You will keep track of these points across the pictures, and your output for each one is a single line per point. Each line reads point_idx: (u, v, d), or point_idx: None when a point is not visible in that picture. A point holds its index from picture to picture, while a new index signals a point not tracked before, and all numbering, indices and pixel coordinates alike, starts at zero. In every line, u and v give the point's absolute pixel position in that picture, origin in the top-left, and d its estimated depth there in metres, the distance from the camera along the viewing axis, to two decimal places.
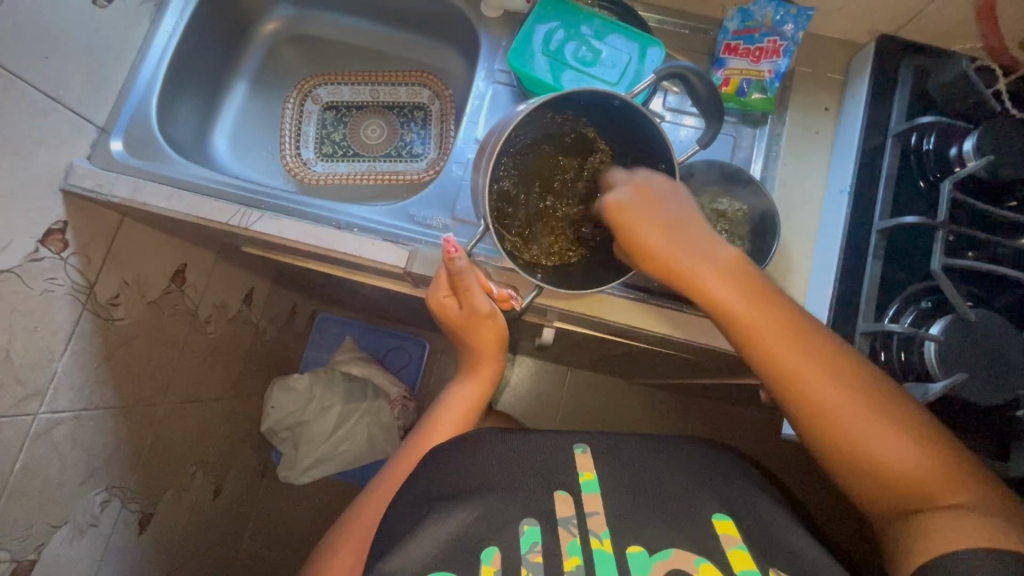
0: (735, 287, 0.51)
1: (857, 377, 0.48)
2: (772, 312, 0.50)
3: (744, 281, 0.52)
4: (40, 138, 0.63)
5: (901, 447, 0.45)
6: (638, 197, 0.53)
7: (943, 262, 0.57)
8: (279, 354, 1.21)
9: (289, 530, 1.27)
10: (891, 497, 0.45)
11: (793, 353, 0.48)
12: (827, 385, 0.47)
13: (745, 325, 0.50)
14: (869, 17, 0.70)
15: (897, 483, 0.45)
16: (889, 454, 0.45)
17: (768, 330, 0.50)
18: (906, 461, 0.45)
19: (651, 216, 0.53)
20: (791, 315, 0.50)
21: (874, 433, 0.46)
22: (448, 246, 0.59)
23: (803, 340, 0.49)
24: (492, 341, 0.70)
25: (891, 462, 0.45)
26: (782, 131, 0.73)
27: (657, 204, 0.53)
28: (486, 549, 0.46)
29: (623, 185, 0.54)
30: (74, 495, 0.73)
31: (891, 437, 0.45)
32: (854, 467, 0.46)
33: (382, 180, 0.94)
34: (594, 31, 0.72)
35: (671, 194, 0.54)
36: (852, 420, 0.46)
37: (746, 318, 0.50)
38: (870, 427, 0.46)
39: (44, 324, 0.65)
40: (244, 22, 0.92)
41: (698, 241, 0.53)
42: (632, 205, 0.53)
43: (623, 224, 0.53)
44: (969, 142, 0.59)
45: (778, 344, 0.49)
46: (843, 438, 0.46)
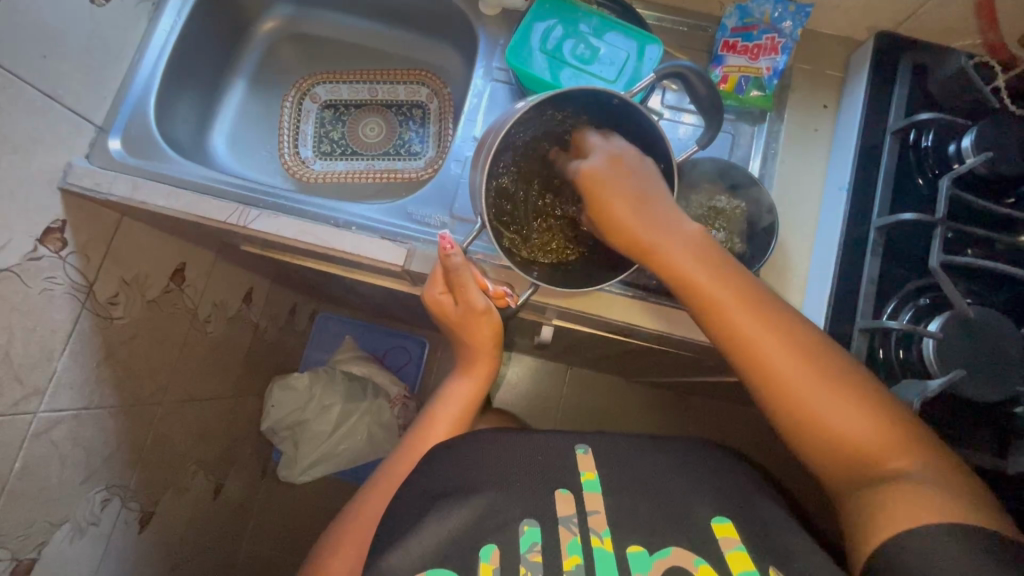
0: (698, 260, 0.51)
1: (816, 351, 0.48)
2: (735, 286, 0.50)
3: (706, 255, 0.51)
4: (39, 137, 0.63)
5: (859, 421, 0.45)
6: (609, 166, 0.53)
7: (941, 259, 0.57)
8: (279, 353, 1.21)
9: (290, 529, 1.28)
10: (849, 470, 0.45)
11: (754, 326, 0.48)
12: (787, 359, 0.47)
13: (707, 297, 0.50)
14: (868, 14, 0.70)
15: (853, 458, 0.45)
16: (847, 427, 0.45)
17: (730, 302, 0.49)
18: (863, 435, 0.44)
19: (618, 186, 0.53)
20: (753, 289, 0.50)
21: (831, 406, 0.46)
22: (444, 242, 0.60)
23: (765, 315, 0.49)
24: (489, 335, 0.69)
25: (848, 435, 0.45)
26: (781, 128, 0.73)
27: (626, 176, 0.53)
28: (485, 547, 0.46)
29: (596, 155, 0.54)
30: (74, 494, 0.73)
31: (849, 412, 0.45)
32: (811, 438, 0.46)
33: (381, 178, 0.94)
34: (592, 29, 0.72)
35: (641, 167, 0.54)
36: (810, 392, 0.46)
37: (707, 290, 0.50)
38: (829, 401, 0.46)
39: (43, 323, 0.65)
40: (243, 21, 0.92)
41: (664, 211, 0.53)
42: (601, 174, 0.53)
43: (591, 193, 0.53)
44: (967, 138, 0.59)
45: (738, 317, 0.49)
46: (800, 410, 0.46)
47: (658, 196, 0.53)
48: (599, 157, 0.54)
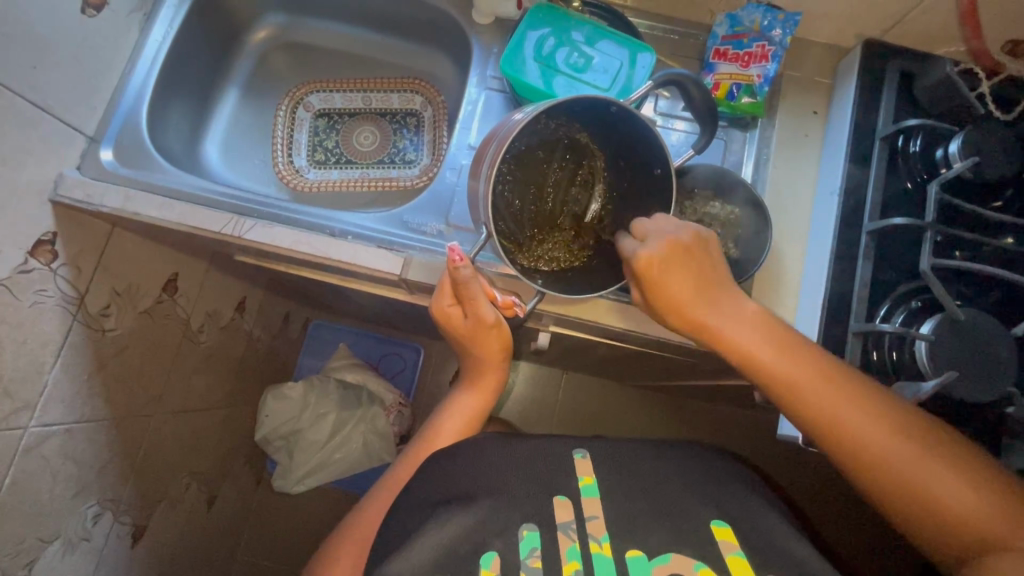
0: (758, 336, 0.53)
1: (887, 413, 0.48)
2: (808, 360, 0.51)
3: (765, 331, 0.53)
4: (29, 149, 0.63)
5: (957, 488, 0.45)
6: (667, 254, 0.52)
7: (931, 261, 0.58)
8: (272, 362, 1.20)
9: (284, 541, 1.26)
10: (958, 540, 0.44)
11: (831, 397, 0.49)
12: (869, 424, 0.48)
13: (774, 372, 0.51)
14: (854, 21, 0.72)
15: (959, 527, 0.44)
16: (947, 494, 0.45)
17: (796, 376, 0.51)
18: (963, 503, 0.44)
19: (679, 274, 0.53)
20: (814, 359, 0.51)
21: (923, 474, 0.46)
22: (451, 255, 0.58)
23: (838, 386, 0.50)
24: (497, 349, 0.69)
25: (948, 503, 0.45)
26: (772, 133, 0.74)
27: (684, 262, 0.53)
28: (486, 554, 0.46)
29: (651, 240, 0.53)
30: (64, 510, 0.72)
31: (947, 481, 0.45)
32: (906, 505, 0.46)
33: (375, 187, 0.94)
34: (585, 37, 0.73)
35: (701, 250, 0.54)
36: (895, 459, 0.47)
37: (774, 367, 0.51)
38: (920, 467, 0.46)
39: (33, 335, 0.64)
40: (234, 30, 0.92)
41: (721, 293, 0.54)
42: (657, 262, 0.52)
43: (651, 282, 0.53)
44: (954, 144, 0.60)
45: (806, 390, 0.50)
46: (888, 478, 0.47)
47: (715, 278, 0.54)
48: (654, 244, 0.52)
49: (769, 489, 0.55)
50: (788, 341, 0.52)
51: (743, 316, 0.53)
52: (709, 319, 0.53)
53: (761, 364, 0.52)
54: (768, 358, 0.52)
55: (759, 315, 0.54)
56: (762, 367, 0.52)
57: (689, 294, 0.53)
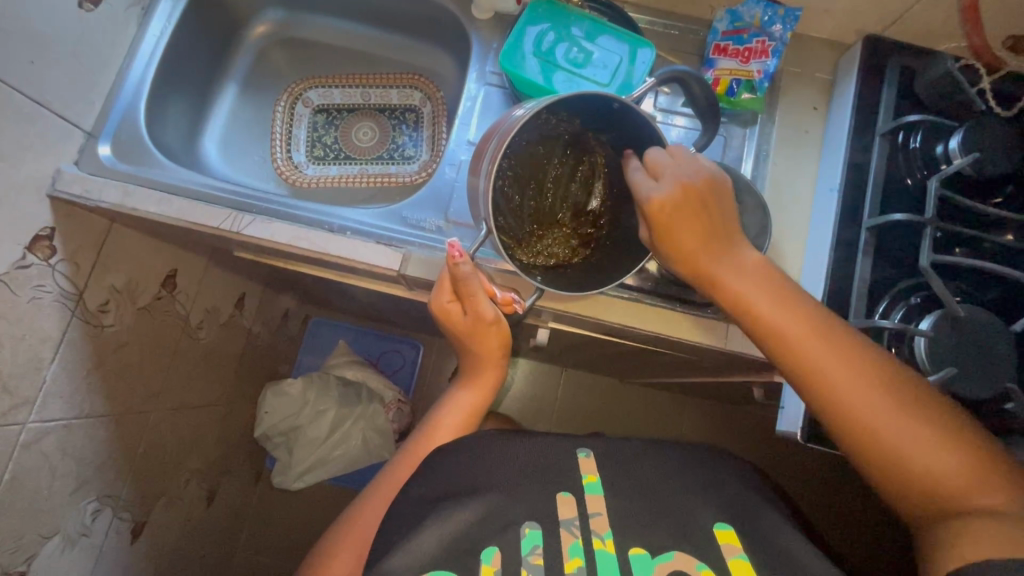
0: (755, 285, 0.52)
1: (875, 369, 0.48)
2: (801, 311, 0.51)
3: (764, 281, 0.53)
4: (27, 144, 0.63)
5: (936, 448, 0.44)
6: (679, 197, 0.52)
7: (931, 257, 0.58)
8: (272, 358, 1.20)
9: (283, 537, 1.26)
10: (925, 498, 0.44)
11: (822, 350, 0.49)
12: (855, 378, 0.47)
13: (771, 321, 0.51)
14: (855, 17, 0.72)
15: (930, 486, 0.44)
16: (924, 453, 0.44)
17: (789, 324, 0.50)
18: (937, 463, 0.44)
19: (686, 217, 0.53)
20: (809, 310, 0.51)
21: (902, 431, 0.45)
22: (451, 250, 0.57)
23: (834, 338, 0.49)
24: (496, 345, 0.69)
25: (921, 462, 0.44)
26: (772, 130, 0.74)
27: (693, 207, 0.53)
28: (486, 550, 0.46)
29: (665, 180, 0.53)
30: (63, 506, 0.72)
31: (924, 439, 0.44)
32: (878, 458, 0.46)
33: (374, 183, 0.94)
34: (584, 32, 0.72)
35: (711, 200, 0.54)
36: (875, 413, 0.46)
37: (767, 314, 0.51)
38: (902, 425, 0.45)
39: (32, 331, 0.64)
40: (233, 25, 0.91)
41: (722, 244, 0.54)
42: (669, 205, 0.52)
43: (660, 221, 0.53)
44: (954, 140, 0.60)
45: (797, 339, 0.50)
46: (865, 431, 0.46)
47: (721, 228, 0.54)
48: (667, 185, 0.52)
49: (767, 485, 0.55)
50: (785, 293, 0.52)
51: (742, 266, 0.54)
52: (708, 265, 0.54)
53: (754, 312, 0.52)
54: (766, 308, 0.51)
55: (761, 270, 0.54)
56: (755, 315, 0.52)
57: (692, 239, 0.53)
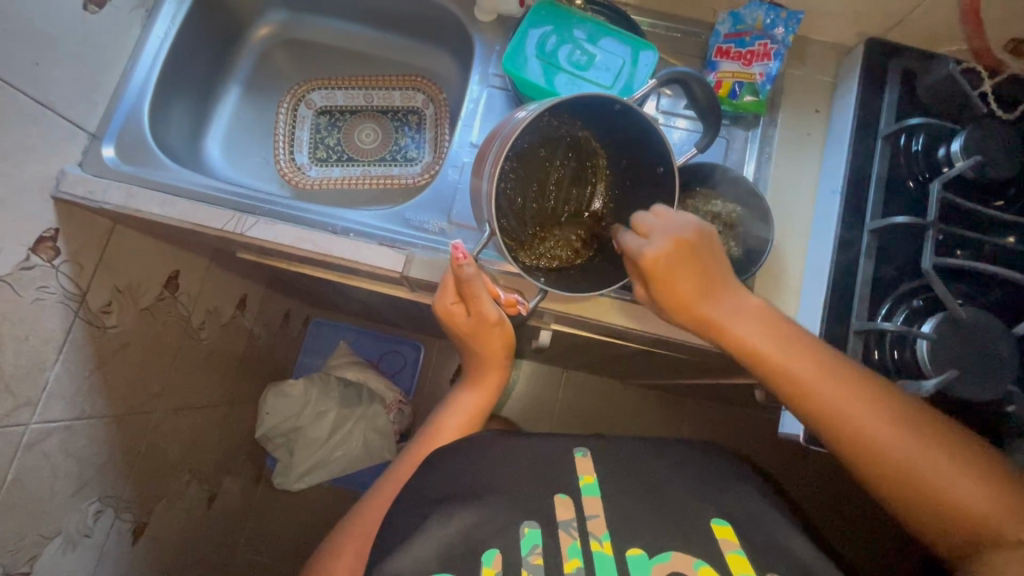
0: (761, 331, 0.52)
1: (890, 409, 0.49)
2: (809, 356, 0.51)
3: (768, 325, 0.53)
4: (31, 145, 0.63)
5: (958, 481, 0.46)
6: (672, 252, 0.52)
7: (933, 260, 0.58)
8: (273, 359, 1.20)
9: (284, 538, 1.26)
10: (957, 531, 0.46)
11: (837, 394, 0.50)
12: (875, 420, 0.49)
13: (781, 368, 0.51)
14: (857, 20, 0.72)
15: (960, 520, 0.45)
16: (949, 487, 0.46)
17: (800, 370, 0.51)
18: (966, 496, 0.45)
19: (682, 271, 0.52)
20: (817, 354, 0.51)
21: (927, 468, 0.47)
22: (456, 252, 0.57)
23: (845, 381, 0.50)
24: (499, 347, 0.69)
25: (950, 497, 0.46)
26: (774, 132, 0.74)
27: (688, 259, 0.52)
28: (486, 552, 0.46)
29: (655, 237, 0.52)
30: (65, 506, 0.72)
31: (949, 474, 0.46)
32: (908, 495, 0.47)
33: (377, 184, 0.94)
34: (587, 35, 0.73)
35: (704, 248, 0.53)
36: (900, 452, 0.48)
37: (779, 361, 0.51)
38: (923, 461, 0.47)
39: (35, 332, 0.64)
40: (236, 27, 0.92)
41: (722, 289, 0.54)
42: (663, 261, 0.52)
43: (655, 277, 0.52)
44: (956, 143, 0.60)
45: (811, 384, 0.50)
46: (891, 470, 0.48)
47: (720, 274, 0.54)
48: (658, 242, 0.52)
49: (769, 486, 0.55)
50: (791, 336, 0.52)
51: (745, 310, 0.53)
52: (712, 314, 0.53)
53: (765, 358, 0.52)
54: (775, 354, 0.51)
55: (764, 312, 0.54)
56: (764, 361, 0.52)
57: (693, 291, 0.53)
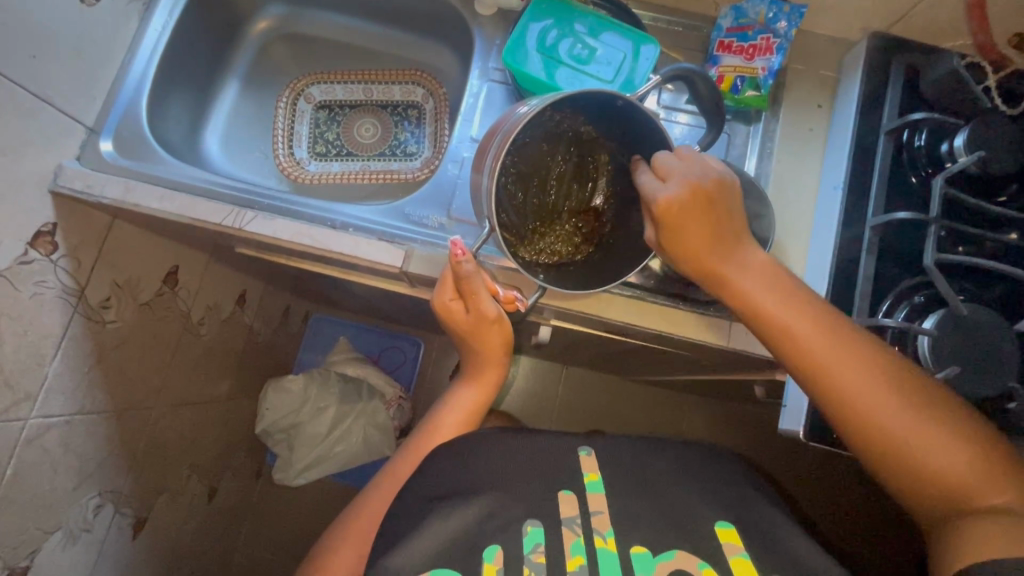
0: (761, 284, 0.53)
1: (885, 369, 0.48)
2: (809, 312, 0.51)
3: (771, 280, 0.53)
4: (28, 139, 0.62)
5: (943, 447, 0.45)
6: (687, 199, 0.51)
7: (936, 257, 0.57)
8: (273, 354, 1.20)
9: (285, 532, 1.26)
10: (933, 497, 0.45)
11: (831, 350, 0.49)
12: (867, 379, 0.48)
13: (778, 322, 0.51)
14: (860, 15, 0.71)
15: (938, 486, 0.45)
16: (933, 452, 0.45)
17: (797, 324, 0.50)
18: (948, 464, 0.45)
19: (693, 220, 0.52)
20: (819, 310, 0.51)
21: (913, 433, 0.46)
22: (455, 248, 0.57)
23: (844, 339, 0.50)
24: (498, 344, 0.69)
25: (932, 463, 0.45)
26: (776, 127, 0.74)
27: (702, 208, 0.52)
28: (489, 547, 0.46)
29: (673, 183, 0.52)
30: (66, 501, 0.72)
31: (934, 440, 0.45)
32: (888, 458, 0.47)
33: (376, 179, 0.94)
34: (588, 28, 0.72)
35: (721, 198, 0.53)
36: (887, 414, 0.47)
37: (776, 313, 0.51)
38: (913, 426, 0.46)
39: (34, 327, 0.64)
40: (235, 20, 0.91)
41: (728, 243, 0.54)
42: (678, 206, 0.51)
43: (666, 223, 0.52)
44: (959, 138, 0.60)
45: (806, 338, 0.50)
46: (875, 431, 0.47)
47: (726, 230, 0.54)
48: (676, 185, 0.51)
49: (768, 483, 0.55)
50: (794, 292, 0.52)
51: (749, 264, 0.54)
52: (714, 265, 0.54)
53: (764, 310, 0.52)
54: (774, 307, 0.51)
55: (769, 270, 0.54)
56: (762, 312, 0.52)
57: (699, 240, 0.53)
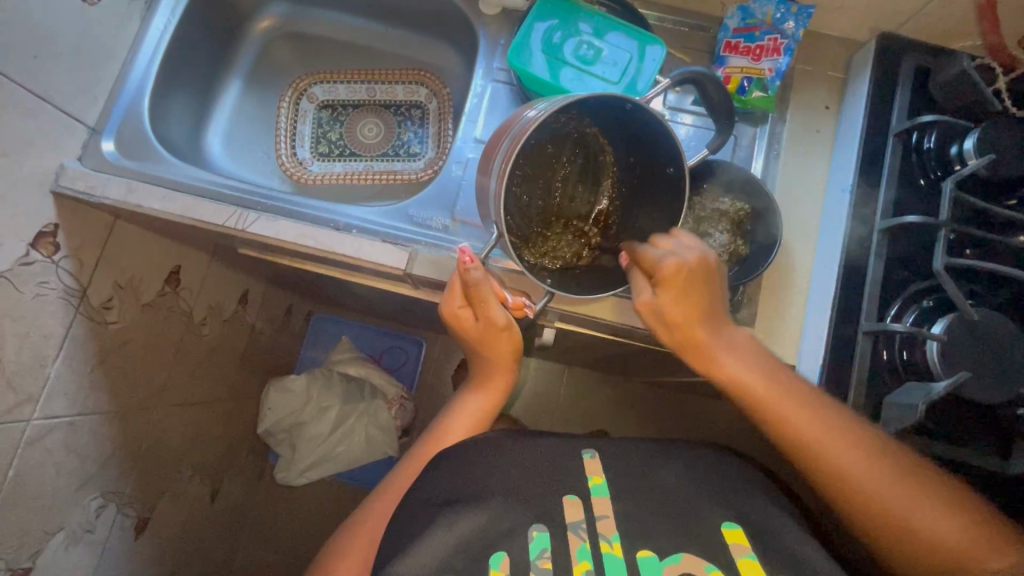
0: (749, 363, 0.55)
1: (872, 443, 0.51)
2: (796, 391, 0.53)
3: (756, 359, 0.55)
4: (29, 139, 0.62)
5: (943, 518, 0.48)
6: (696, 267, 0.54)
7: (944, 261, 0.57)
8: (276, 354, 1.20)
9: (288, 532, 1.26)
10: (938, 567, 0.47)
11: (821, 427, 0.51)
12: (858, 454, 0.50)
13: (770, 407, 0.53)
14: (869, 15, 0.71)
15: (944, 555, 0.47)
16: (932, 523, 0.48)
17: (786, 403, 0.53)
18: (949, 532, 0.47)
19: (695, 293, 0.54)
20: (801, 389, 0.54)
21: (912, 505, 0.48)
22: (462, 256, 0.57)
23: (830, 417, 0.52)
24: (508, 351, 0.67)
25: (934, 533, 0.48)
26: (782, 129, 0.73)
27: (703, 281, 0.54)
28: (496, 554, 0.46)
29: (685, 251, 0.54)
30: (69, 502, 0.72)
31: (932, 511, 0.48)
32: (891, 531, 0.49)
33: (379, 180, 0.93)
34: (594, 29, 0.71)
35: (716, 275, 0.56)
36: (884, 487, 0.49)
37: (765, 393, 0.53)
38: (910, 498, 0.49)
39: (35, 328, 0.64)
40: (237, 19, 0.91)
41: (720, 319, 0.56)
42: (689, 272, 0.53)
43: (677, 287, 0.54)
44: (969, 140, 0.59)
45: (798, 416, 0.52)
46: (873, 505, 0.49)
47: (718, 305, 0.56)
48: (689, 254, 0.54)
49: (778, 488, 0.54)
50: (777, 371, 0.55)
51: (737, 342, 0.56)
52: (708, 342, 0.55)
53: (754, 391, 0.54)
54: (764, 387, 0.53)
55: (756, 350, 0.56)
56: (752, 392, 0.54)
57: (697, 315, 0.55)
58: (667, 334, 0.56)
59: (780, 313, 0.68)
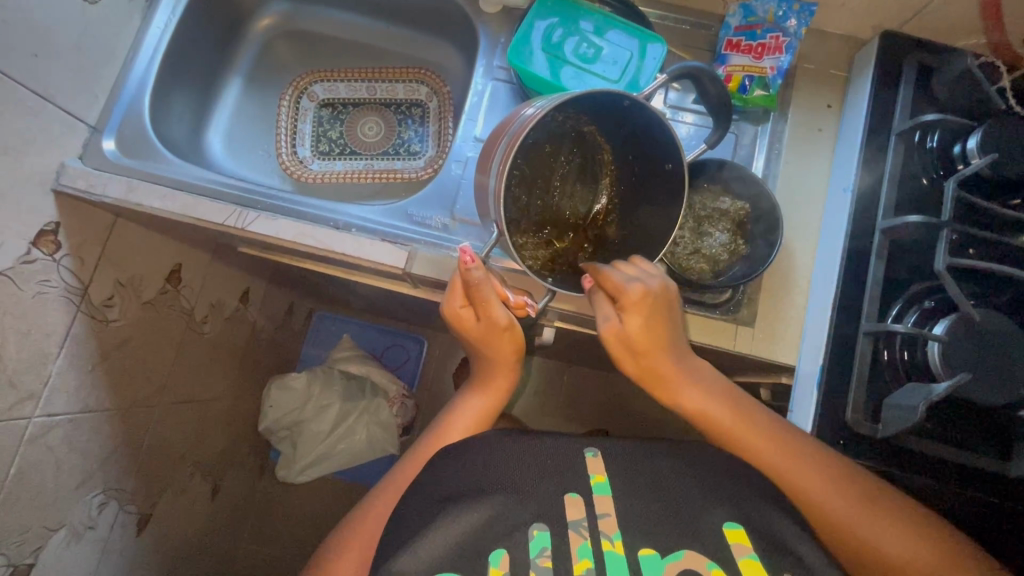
0: (708, 391, 0.58)
1: (827, 467, 0.53)
2: (752, 418, 0.57)
3: (715, 388, 0.59)
4: (31, 138, 0.62)
5: (899, 537, 0.50)
6: (659, 295, 0.55)
7: (947, 261, 0.56)
8: (277, 352, 1.20)
9: (290, 529, 1.27)
10: None
11: (777, 451, 0.55)
12: (815, 477, 0.53)
13: (731, 434, 0.57)
14: (872, 13, 0.70)
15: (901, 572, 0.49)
16: (889, 541, 0.50)
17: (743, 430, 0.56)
18: (905, 552, 0.49)
19: (659, 321, 0.56)
20: (757, 416, 0.57)
21: (869, 525, 0.50)
22: (462, 256, 0.57)
23: (786, 442, 0.55)
24: (511, 351, 0.67)
25: (890, 551, 0.49)
26: (785, 127, 0.73)
27: (665, 309, 0.56)
28: (495, 551, 0.46)
29: (649, 278, 0.55)
30: (70, 498, 0.72)
31: (888, 531, 0.50)
32: (850, 549, 0.51)
33: (379, 179, 0.93)
34: (594, 27, 0.71)
35: (676, 304, 0.58)
36: (841, 508, 0.51)
37: (723, 420, 0.57)
38: (866, 517, 0.51)
39: (37, 326, 0.64)
40: (238, 17, 0.91)
41: (682, 349, 0.59)
42: (652, 299, 0.54)
43: (643, 313, 0.55)
44: (972, 140, 0.59)
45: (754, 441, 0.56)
46: (830, 523, 0.52)
47: (679, 335, 0.59)
48: (652, 281, 0.55)
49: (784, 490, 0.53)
50: (736, 400, 0.58)
51: (697, 371, 0.59)
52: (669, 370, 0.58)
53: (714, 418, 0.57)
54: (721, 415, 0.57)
55: (718, 383, 0.60)
56: (712, 419, 0.57)
57: (659, 343, 0.57)
58: (633, 361, 0.58)
59: (781, 313, 0.68)
